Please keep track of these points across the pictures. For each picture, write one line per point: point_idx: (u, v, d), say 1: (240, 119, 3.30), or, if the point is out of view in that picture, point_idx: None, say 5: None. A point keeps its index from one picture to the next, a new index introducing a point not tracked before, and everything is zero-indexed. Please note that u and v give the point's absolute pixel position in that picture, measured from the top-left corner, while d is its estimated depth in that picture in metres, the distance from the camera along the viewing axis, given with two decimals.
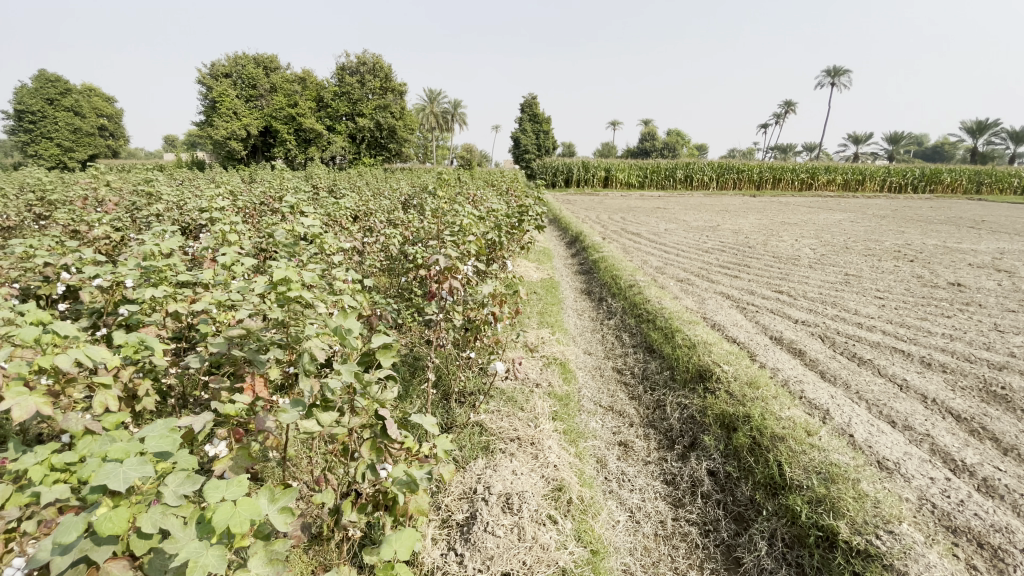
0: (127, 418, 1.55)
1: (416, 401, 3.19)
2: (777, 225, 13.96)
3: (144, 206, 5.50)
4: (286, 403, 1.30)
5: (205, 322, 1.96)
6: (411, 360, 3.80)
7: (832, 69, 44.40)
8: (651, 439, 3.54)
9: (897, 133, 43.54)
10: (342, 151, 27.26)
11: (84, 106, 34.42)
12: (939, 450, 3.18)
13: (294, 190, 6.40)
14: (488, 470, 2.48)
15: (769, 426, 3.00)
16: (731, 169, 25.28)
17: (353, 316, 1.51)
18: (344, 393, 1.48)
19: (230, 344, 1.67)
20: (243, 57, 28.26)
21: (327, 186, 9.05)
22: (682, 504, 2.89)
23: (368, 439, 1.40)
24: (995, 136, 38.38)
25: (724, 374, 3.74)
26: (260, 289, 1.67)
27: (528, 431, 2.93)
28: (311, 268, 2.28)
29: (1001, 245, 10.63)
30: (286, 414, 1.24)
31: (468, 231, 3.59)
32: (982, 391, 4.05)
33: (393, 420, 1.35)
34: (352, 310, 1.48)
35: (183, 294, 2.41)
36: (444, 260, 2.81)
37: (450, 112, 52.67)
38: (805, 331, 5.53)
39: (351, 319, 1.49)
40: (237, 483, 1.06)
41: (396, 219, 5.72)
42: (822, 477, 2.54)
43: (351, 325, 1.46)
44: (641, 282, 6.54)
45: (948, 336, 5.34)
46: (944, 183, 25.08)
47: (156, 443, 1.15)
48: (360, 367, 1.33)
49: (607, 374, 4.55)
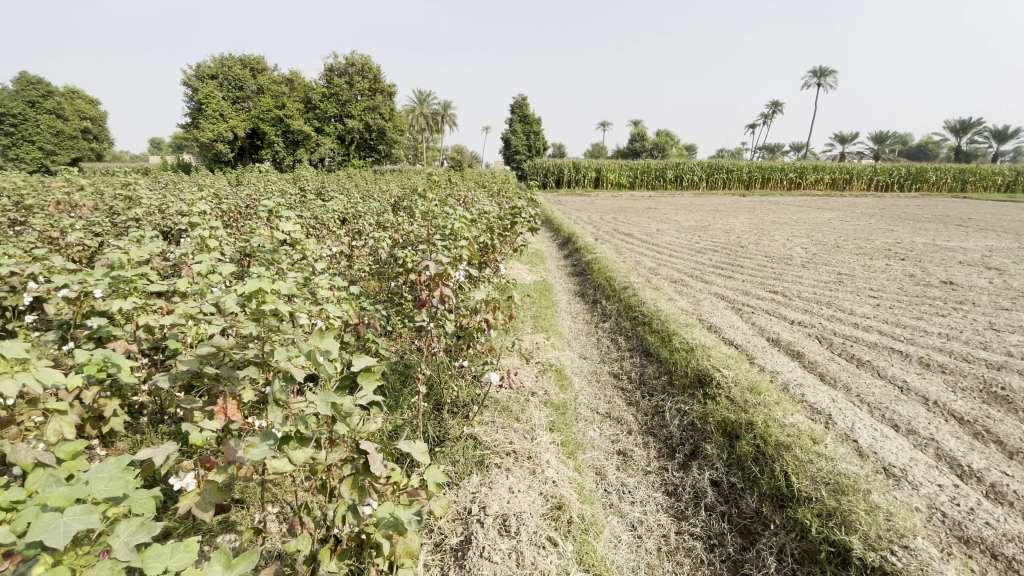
0: (84, 447, 1.40)
1: (407, 414, 3.06)
2: (767, 224, 14.00)
3: (122, 210, 5.31)
4: (255, 436, 1.14)
5: (176, 336, 1.81)
6: (401, 369, 3.66)
7: (819, 70, 45.06)
8: (651, 448, 3.43)
9: (882, 135, 44.17)
10: (331, 152, 26.95)
11: (67, 108, 33.70)
12: (945, 456, 3.09)
13: (279, 193, 6.23)
14: (484, 488, 2.36)
15: (773, 434, 2.90)
16: (721, 169, 25.35)
17: (333, 332, 1.35)
18: (324, 421, 1.33)
19: (200, 360, 1.53)
20: (230, 58, 27.99)
21: (314, 189, 8.87)
22: (685, 517, 2.78)
23: (348, 477, 1.25)
24: (978, 135, 38.90)
25: (725, 379, 3.64)
26: (232, 302, 1.54)
27: (524, 444, 2.80)
28: (291, 277, 2.13)
29: (990, 243, 10.68)
30: (253, 450, 1.09)
31: (461, 233, 3.47)
32: (983, 392, 3.98)
33: (377, 455, 1.18)
34: (332, 326, 1.32)
35: (155, 305, 2.26)
36: (434, 266, 2.67)
37: (440, 113, 52.44)
38: (801, 332, 5.45)
39: (331, 337, 1.33)
40: (184, 549, 0.93)
41: (384, 223, 5.58)
42: (831, 489, 2.44)
43: (331, 344, 1.30)
44: (636, 283, 6.44)
45: (945, 335, 5.29)
46: (929, 182, 25.26)
47: (106, 487, 1.02)
48: (338, 396, 1.17)
49: (604, 380, 4.43)
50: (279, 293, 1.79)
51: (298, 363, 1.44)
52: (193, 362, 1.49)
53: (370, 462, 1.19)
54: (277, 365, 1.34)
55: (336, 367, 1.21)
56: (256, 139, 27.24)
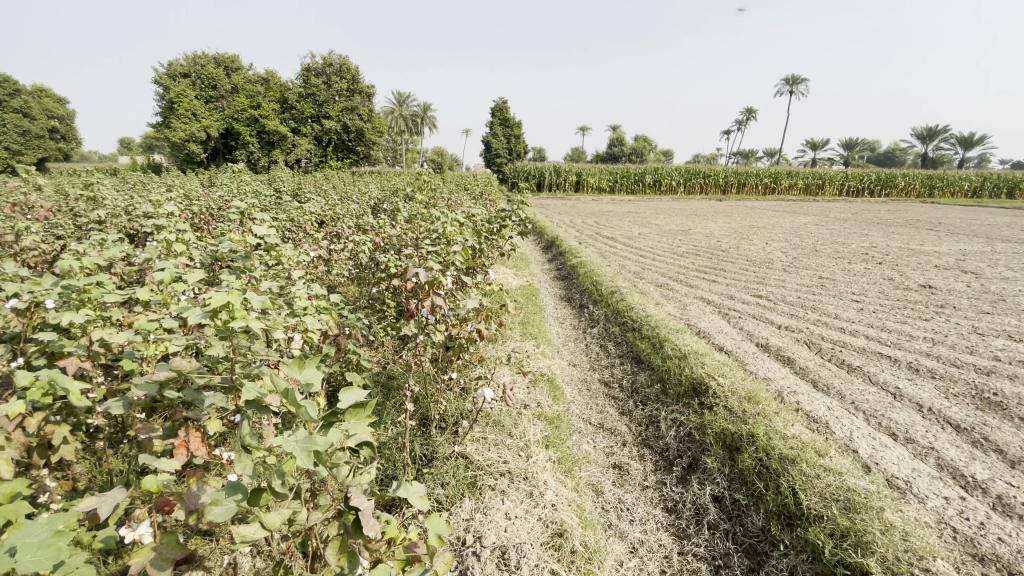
0: (22, 489, 1.19)
1: (392, 432, 2.86)
2: (747, 228, 14.12)
3: (81, 211, 4.94)
4: (221, 491, 0.94)
5: (132, 355, 1.58)
6: (384, 381, 3.45)
7: (791, 79, 46.38)
8: (647, 461, 3.30)
9: (852, 142, 45.51)
10: (309, 153, 26.35)
11: (32, 107, 32.51)
12: (947, 466, 3.05)
13: (253, 194, 5.93)
14: (478, 514, 2.19)
15: (777, 446, 2.80)
16: (699, 174, 25.70)
17: (315, 360, 1.15)
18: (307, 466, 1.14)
19: (160, 386, 1.32)
20: (203, 56, 27.27)
21: (290, 191, 8.53)
22: (687, 536, 2.66)
23: (335, 538, 1.06)
24: (943, 143, 40.42)
25: (721, 388, 3.53)
26: (194, 319, 1.32)
27: (520, 463, 2.63)
28: (265, 286, 1.91)
29: (961, 247, 10.99)
30: (218, 511, 0.89)
31: (449, 238, 3.29)
32: (975, 398, 3.98)
33: (370, 511, 1.00)
34: (317, 353, 1.12)
35: (114, 315, 2.01)
36: (425, 274, 2.42)
37: (419, 116, 52.00)
38: (790, 337, 5.41)
39: (312, 367, 1.12)
40: None
41: (365, 225, 5.35)
42: (842, 506, 2.36)
43: (314, 375, 1.10)
44: (623, 288, 6.34)
45: (931, 340, 5.32)
46: (898, 187, 26.08)
47: (31, 558, 0.81)
48: (322, 440, 0.98)
49: (595, 388, 4.29)
50: (251, 305, 1.58)
51: (274, 392, 1.24)
52: (150, 389, 1.29)
53: (361, 521, 1.00)
54: (248, 399, 1.15)
55: (320, 407, 1.01)
56: (229, 139, 26.43)
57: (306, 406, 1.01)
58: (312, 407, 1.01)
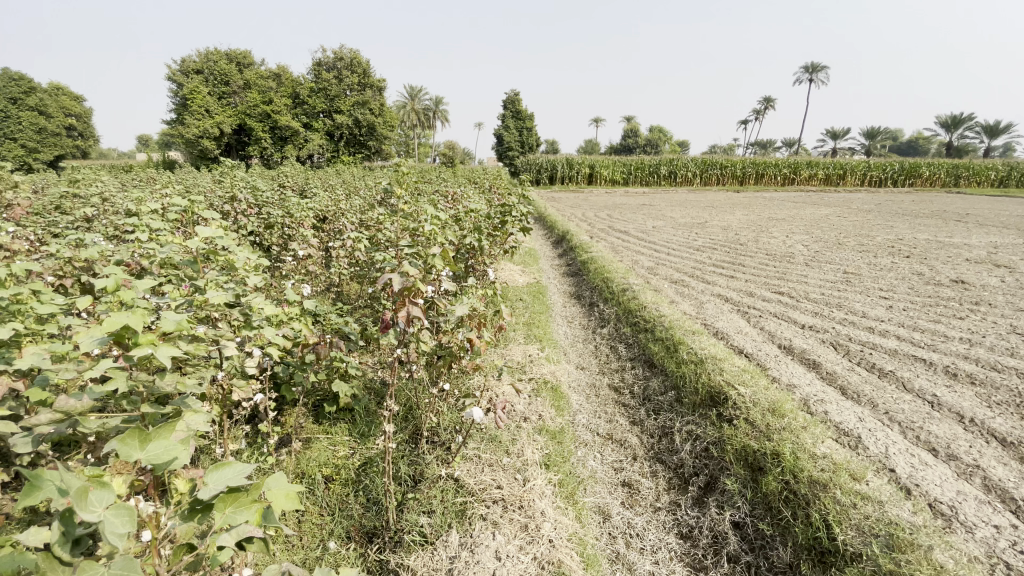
0: None
1: (377, 452, 2.62)
2: (765, 220, 13.60)
3: (69, 208, 4.74)
4: None
5: (42, 381, 1.32)
6: (374, 391, 3.21)
7: (811, 66, 45.01)
8: (660, 478, 3.01)
9: (873, 130, 44.15)
10: (320, 148, 26.24)
11: (49, 104, 33.11)
12: (995, 487, 2.72)
13: (250, 188, 5.70)
14: (465, 554, 1.97)
15: (805, 467, 2.49)
16: (715, 165, 24.96)
17: (162, 428, 0.87)
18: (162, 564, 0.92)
19: (68, 422, 1.16)
20: (215, 52, 27.40)
21: (293, 186, 8.30)
22: (704, 568, 2.37)
23: None
24: (969, 130, 39.01)
25: (741, 398, 3.20)
26: (85, 345, 1.13)
27: (516, 489, 2.38)
28: (208, 295, 1.66)
29: (993, 239, 10.40)
30: None
31: (441, 236, 3.01)
32: (1021, 408, 3.61)
33: None
34: (170, 426, 0.86)
35: (54, 327, 1.79)
36: (400, 279, 2.16)
37: (431, 108, 51.56)
38: (815, 338, 5.03)
39: (155, 444, 0.86)
40: None
41: (364, 221, 5.09)
42: (883, 544, 2.06)
43: (160, 457, 0.84)
44: (635, 285, 6.01)
45: (968, 341, 4.90)
46: (922, 177, 24.97)
47: None
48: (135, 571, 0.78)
49: (604, 395, 4.01)
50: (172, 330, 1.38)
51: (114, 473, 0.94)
52: (51, 429, 1.11)
53: None
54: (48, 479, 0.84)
55: (135, 521, 0.78)
56: (242, 135, 26.43)
57: (116, 515, 0.77)
58: (120, 519, 0.76)
